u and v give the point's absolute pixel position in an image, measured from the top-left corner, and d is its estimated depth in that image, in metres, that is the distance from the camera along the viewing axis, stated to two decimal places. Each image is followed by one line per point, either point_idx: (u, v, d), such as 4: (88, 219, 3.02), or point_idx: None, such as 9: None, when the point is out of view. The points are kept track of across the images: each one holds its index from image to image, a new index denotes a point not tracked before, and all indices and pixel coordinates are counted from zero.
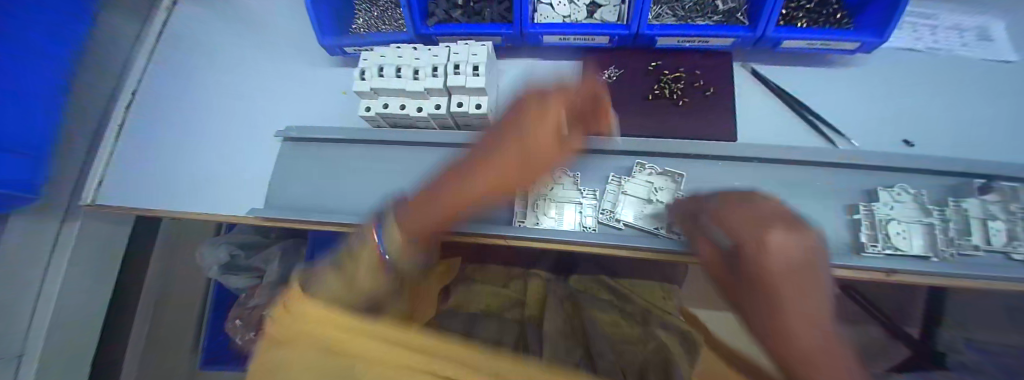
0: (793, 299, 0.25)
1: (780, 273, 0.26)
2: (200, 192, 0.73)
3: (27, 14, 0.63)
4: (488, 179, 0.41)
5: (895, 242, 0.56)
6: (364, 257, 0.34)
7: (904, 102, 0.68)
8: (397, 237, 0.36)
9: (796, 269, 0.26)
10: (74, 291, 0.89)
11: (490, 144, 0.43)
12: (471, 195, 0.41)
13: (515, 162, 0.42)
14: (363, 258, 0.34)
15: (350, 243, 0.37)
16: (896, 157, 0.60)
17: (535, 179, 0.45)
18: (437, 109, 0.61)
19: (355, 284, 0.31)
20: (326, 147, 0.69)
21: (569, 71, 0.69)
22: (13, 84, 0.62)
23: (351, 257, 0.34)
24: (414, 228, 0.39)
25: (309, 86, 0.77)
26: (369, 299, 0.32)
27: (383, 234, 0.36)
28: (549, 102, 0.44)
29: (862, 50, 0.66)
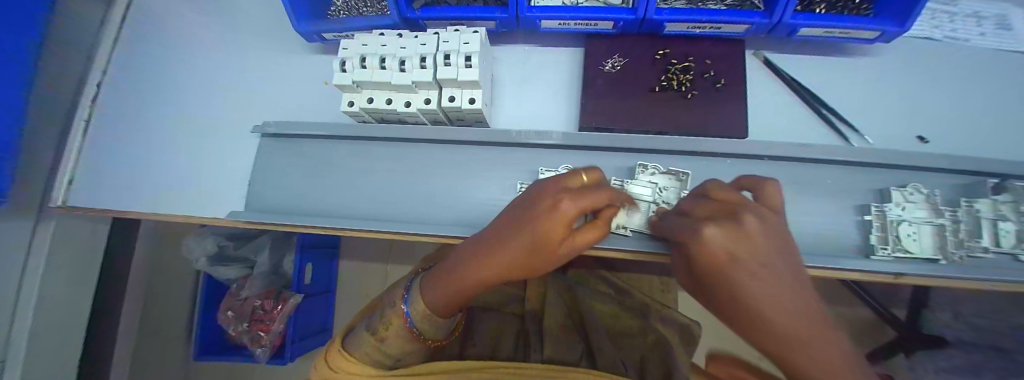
0: (757, 290, 0.27)
1: (730, 262, 0.28)
2: (175, 192, 0.69)
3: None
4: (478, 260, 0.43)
5: (905, 244, 0.54)
6: (389, 329, 0.48)
7: (922, 95, 0.65)
8: (408, 317, 0.48)
9: (733, 247, 0.28)
10: (53, 295, 0.85)
11: (484, 224, 0.44)
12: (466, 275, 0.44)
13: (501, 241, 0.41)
14: (388, 329, 0.48)
15: (387, 304, 0.52)
16: (914, 155, 0.57)
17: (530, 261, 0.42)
18: (427, 103, 0.56)
19: (383, 345, 0.48)
20: (308, 144, 0.65)
21: (569, 60, 0.64)
22: None
23: (382, 324, 0.49)
24: (421, 309, 0.48)
25: (287, 75, 0.71)
26: (387, 350, 0.48)
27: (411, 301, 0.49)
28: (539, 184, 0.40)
29: (882, 40, 0.61)
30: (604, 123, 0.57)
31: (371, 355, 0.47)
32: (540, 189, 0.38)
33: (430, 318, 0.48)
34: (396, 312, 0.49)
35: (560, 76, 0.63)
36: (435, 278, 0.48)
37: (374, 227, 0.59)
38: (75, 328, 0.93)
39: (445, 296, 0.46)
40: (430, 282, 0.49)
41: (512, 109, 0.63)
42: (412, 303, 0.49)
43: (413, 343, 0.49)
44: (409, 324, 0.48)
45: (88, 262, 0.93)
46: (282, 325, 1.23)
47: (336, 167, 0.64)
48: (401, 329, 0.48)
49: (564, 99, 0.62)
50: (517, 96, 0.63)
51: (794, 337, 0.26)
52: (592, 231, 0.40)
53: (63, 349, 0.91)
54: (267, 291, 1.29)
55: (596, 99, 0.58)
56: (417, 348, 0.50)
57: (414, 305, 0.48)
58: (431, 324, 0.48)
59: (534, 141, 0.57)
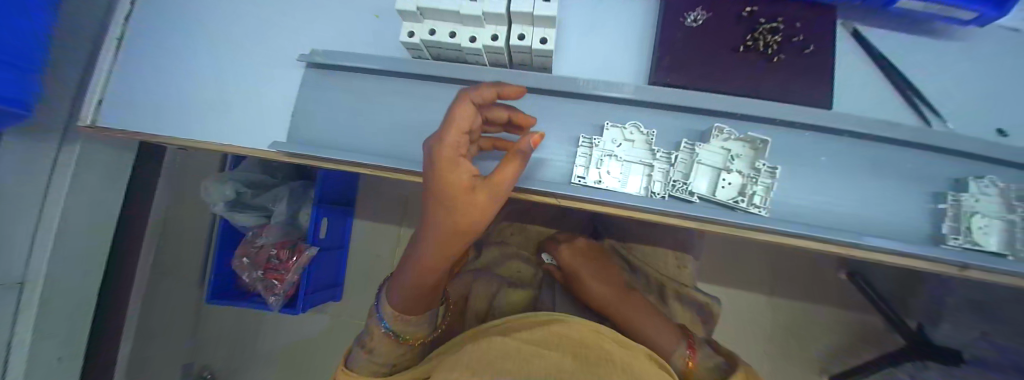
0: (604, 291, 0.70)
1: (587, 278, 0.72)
2: (211, 118, 0.66)
3: None
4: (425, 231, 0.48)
5: (976, 236, 0.52)
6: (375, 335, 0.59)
7: (1006, 87, 0.61)
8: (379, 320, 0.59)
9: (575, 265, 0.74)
10: (78, 220, 0.84)
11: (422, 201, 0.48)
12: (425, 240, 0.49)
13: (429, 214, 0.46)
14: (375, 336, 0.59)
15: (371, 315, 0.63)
16: (1001, 146, 0.54)
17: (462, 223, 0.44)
18: (494, 40, 0.52)
19: (376, 350, 0.58)
20: (356, 77, 0.61)
21: (642, 11, 0.59)
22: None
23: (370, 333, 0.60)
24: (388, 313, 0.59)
25: (335, 3, 0.66)
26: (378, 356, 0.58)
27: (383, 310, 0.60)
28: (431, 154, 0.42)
29: (975, 23, 0.57)
30: (679, 81, 0.54)
31: (369, 367, 0.58)
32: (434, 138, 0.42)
33: (402, 319, 0.58)
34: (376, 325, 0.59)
35: (631, 28, 0.59)
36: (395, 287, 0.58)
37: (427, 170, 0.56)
38: (96, 255, 0.92)
39: (406, 295, 0.56)
40: (394, 291, 0.58)
41: (576, 60, 0.59)
42: (384, 309, 0.59)
43: (399, 346, 0.59)
44: (385, 330, 0.58)
45: (110, 192, 0.91)
46: (295, 276, 1.23)
47: (387, 104, 0.61)
48: (382, 338, 0.58)
49: (633, 54, 0.58)
50: (583, 46, 0.59)
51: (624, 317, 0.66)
52: (511, 164, 0.41)
53: (87, 275, 0.91)
54: (280, 241, 1.28)
55: (673, 55, 0.54)
56: (405, 350, 0.60)
57: (387, 314, 0.58)
58: (405, 324, 0.58)
59: (602, 92, 0.54)
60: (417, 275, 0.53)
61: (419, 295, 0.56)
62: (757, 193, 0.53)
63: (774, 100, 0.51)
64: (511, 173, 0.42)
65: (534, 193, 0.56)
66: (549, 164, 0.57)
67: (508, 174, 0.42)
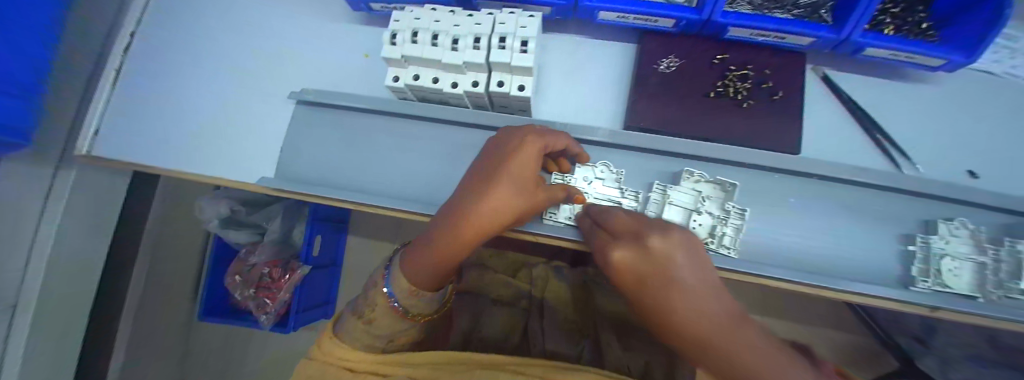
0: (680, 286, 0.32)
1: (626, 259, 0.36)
2: (202, 153, 0.67)
3: None
4: (487, 208, 0.43)
5: (944, 278, 0.54)
6: (377, 313, 0.53)
7: (973, 129, 0.63)
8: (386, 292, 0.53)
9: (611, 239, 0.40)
10: (71, 242, 0.84)
11: (477, 177, 0.46)
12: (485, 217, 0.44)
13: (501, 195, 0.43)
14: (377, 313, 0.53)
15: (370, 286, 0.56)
16: (967, 189, 0.55)
17: (527, 211, 0.46)
18: (475, 86, 0.54)
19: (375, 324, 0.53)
20: (345, 115, 0.63)
21: (620, 55, 0.62)
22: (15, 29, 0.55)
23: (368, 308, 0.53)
24: (398, 286, 0.52)
25: (327, 43, 0.69)
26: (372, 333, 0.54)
27: (392, 280, 0.53)
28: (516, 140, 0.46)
29: (945, 68, 0.59)
30: (653, 125, 0.56)
31: (363, 340, 0.54)
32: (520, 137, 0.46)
33: (415, 295, 0.52)
34: (379, 294, 0.53)
35: (610, 71, 0.61)
36: (411, 257, 0.51)
37: (409, 208, 0.57)
38: (86, 276, 0.92)
39: (427, 266, 0.49)
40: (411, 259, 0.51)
41: (556, 102, 0.61)
42: (395, 282, 0.52)
43: (400, 322, 0.54)
44: (393, 303, 0.52)
45: (104, 212, 0.91)
46: (288, 294, 1.23)
47: (374, 141, 0.63)
48: (385, 310, 0.52)
49: (612, 97, 0.60)
50: (563, 89, 0.62)
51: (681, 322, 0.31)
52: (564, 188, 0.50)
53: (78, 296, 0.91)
54: (273, 259, 1.29)
55: (647, 100, 0.57)
56: (407, 327, 0.55)
57: (398, 287, 0.52)
58: (416, 300, 0.52)
59: (579, 135, 0.56)
60: (455, 247, 0.46)
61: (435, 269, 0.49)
62: (726, 234, 0.54)
63: (745, 147, 0.54)
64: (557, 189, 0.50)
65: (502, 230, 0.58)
66: None
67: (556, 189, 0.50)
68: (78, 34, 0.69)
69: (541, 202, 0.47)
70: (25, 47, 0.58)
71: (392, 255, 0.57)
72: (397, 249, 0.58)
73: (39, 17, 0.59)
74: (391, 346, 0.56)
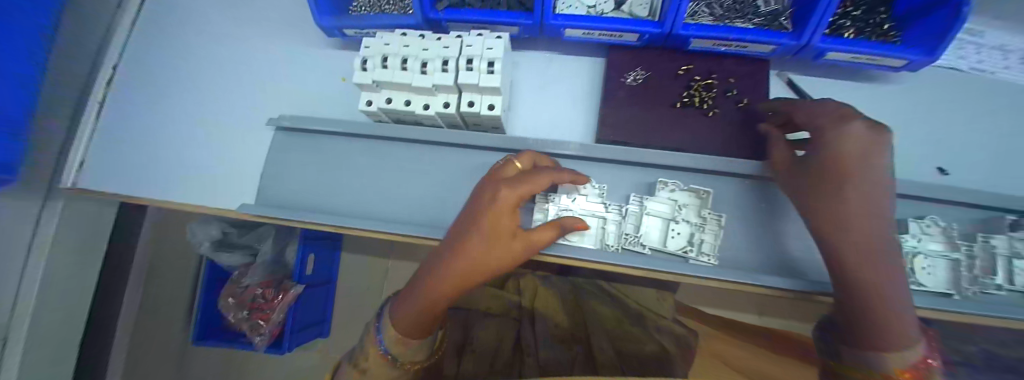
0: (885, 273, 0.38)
1: (853, 215, 0.39)
2: (183, 181, 0.68)
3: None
4: (461, 257, 0.45)
5: (919, 277, 0.54)
6: (370, 362, 0.48)
7: (942, 126, 0.64)
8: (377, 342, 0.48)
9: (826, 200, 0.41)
10: (60, 274, 0.84)
11: (457, 227, 0.46)
12: (455, 267, 0.45)
13: (474, 246, 0.44)
14: (369, 363, 0.48)
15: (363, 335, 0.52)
16: (937, 187, 0.56)
17: (505, 263, 0.46)
18: (446, 107, 0.56)
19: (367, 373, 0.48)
20: (323, 140, 0.64)
21: (590, 69, 0.63)
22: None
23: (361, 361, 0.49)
24: (387, 336, 0.48)
25: (305, 69, 0.70)
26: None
27: (383, 330, 0.49)
28: (494, 187, 0.45)
29: (908, 68, 0.59)
30: (622, 137, 0.57)
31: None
32: (502, 183, 0.45)
33: (403, 343, 0.48)
34: (370, 345, 0.49)
35: (580, 85, 0.63)
36: (401, 301, 0.48)
37: (388, 229, 0.58)
38: (78, 305, 0.92)
39: (415, 314, 0.46)
40: (400, 305, 0.48)
41: (529, 119, 0.63)
42: (384, 331, 0.49)
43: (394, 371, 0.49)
44: (383, 351, 0.48)
45: (94, 241, 0.92)
46: (281, 314, 1.22)
47: (352, 164, 0.63)
48: (377, 360, 0.48)
49: (583, 111, 0.62)
50: (536, 105, 0.63)
51: (879, 314, 0.37)
52: (548, 229, 0.47)
53: (68, 326, 0.90)
54: (266, 280, 1.26)
55: (616, 112, 0.58)
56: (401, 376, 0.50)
57: (387, 336, 0.48)
58: (405, 348, 0.48)
59: (552, 150, 0.57)
60: (435, 293, 0.45)
61: (423, 317, 0.47)
62: (705, 241, 0.54)
63: (714, 155, 0.55)
64: (543, 236, 0.47)
65: None
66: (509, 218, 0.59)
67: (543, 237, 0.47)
68: (62, 70, 0.70)
69: (524, 250, 0.46)
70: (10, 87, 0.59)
71: (382, 302, 0.53)
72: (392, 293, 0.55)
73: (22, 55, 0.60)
74: None
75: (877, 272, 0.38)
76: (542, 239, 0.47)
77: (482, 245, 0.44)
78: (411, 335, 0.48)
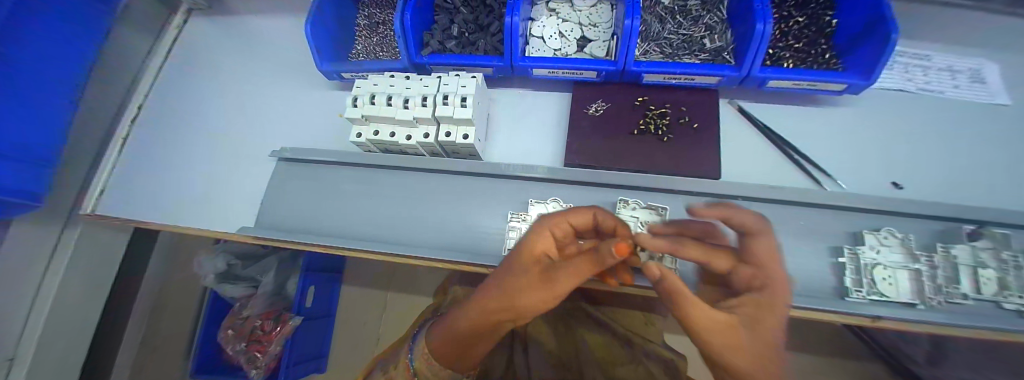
0: None
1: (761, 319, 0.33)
2: (192, 208, 0.76)
3: (37, 34, 0.67)
4: (486, 288, 0.44)
5: (881, 288, 0.56)
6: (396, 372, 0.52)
7: (895, 143, 0.68)
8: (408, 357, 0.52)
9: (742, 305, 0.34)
10: (71, 297, 0.90)
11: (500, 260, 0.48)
12: (480, 297, 0.44)
13: (498, 277, 0.44)
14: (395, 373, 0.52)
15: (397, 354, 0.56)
16: (887, 200, 0.59)
17: (525, 297, 0.41)
18: (426, 137, 0.62)
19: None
20: (318, 168, 0.71)
21: (558, 102, 0.72)
22: (26, 106, 0.67)
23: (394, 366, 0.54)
24: (417, 352, 0.51)
25: (307, 107, 0.79)
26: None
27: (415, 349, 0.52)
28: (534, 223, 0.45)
29: (850, 91, 0.64)
30: (586, 161, 0.63)
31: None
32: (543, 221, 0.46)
33: (427, 360, 0.49)
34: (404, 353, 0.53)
35: (550, 116, 0.71)
36: (439, 323, 0.51)
37: (373, 248, 0.63)
38: (86, 328, 0.96)
39: (441, 335, 0.47)
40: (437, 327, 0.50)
41: (505, 146, 0.70)
42: (418, 345, 0.52)
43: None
44: (408, 361, 0.51)
45: (106, 266, 0.97)
46: (279, 347, 1.22)
47: (343, 190, 0.69)
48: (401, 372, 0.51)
49: (552, 139, 0.69)
50: (511, 134, 0.70)
51: None
52: (586, 262, 0.39)
53: (70, 352, 0.94)
54: (267, 311, 1.28)
55: (580, 139, 0.65)
56: None
57: (418, 356, 0.51)
58: (428, 368, 0.49)
59: (521, 173, 0.63)
60: (460, 323, 0.45)
61: (450, 341, 0.46)
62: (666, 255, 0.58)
63: (672, 176, 0.60)
64: (581, 270, 0.40)
65: (462, 264, 0.62)
66: (485, 237, 0.64)
67: (578, 271, 0.40)
68: (90, 109, 0.81)
69: (552, 285, 0.40)
70: (44, 123, 0.69)
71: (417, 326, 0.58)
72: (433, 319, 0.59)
73: (50, 96, 0.70)
74: None
75: None
76: (569, 273, 0.40)
77: (507, 275, 0.43)
78: (439, 359, 0.48)
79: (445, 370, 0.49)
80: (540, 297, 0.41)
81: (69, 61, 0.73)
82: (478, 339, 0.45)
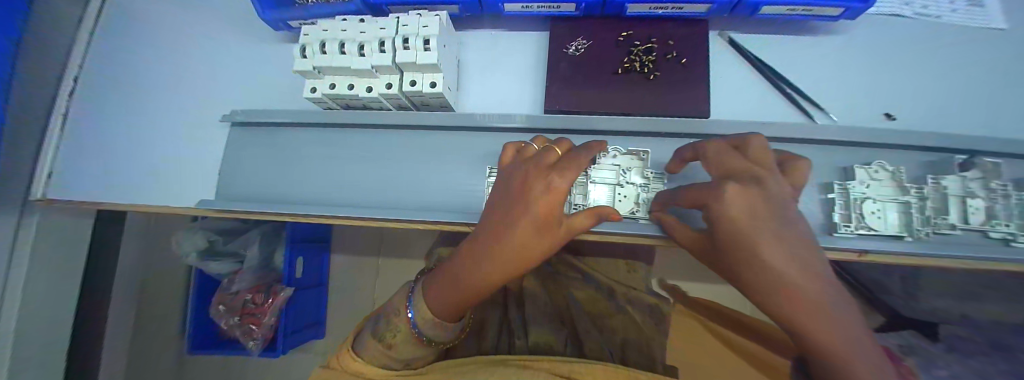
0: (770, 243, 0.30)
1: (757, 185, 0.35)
2: (149, 184, 0.70)
3: None
4: (492, 221, 0.49)
5: (869, 222, 0.55)
6: (395, 341, 0.55)
7: (895, 70, 0.63)
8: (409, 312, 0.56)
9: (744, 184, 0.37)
10: (40, 294, 0.83)
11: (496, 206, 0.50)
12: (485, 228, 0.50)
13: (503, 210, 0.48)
14: (395, 342, 0.55)
15: (389, 312, 0.58)
16: (884, 131, 0.56)
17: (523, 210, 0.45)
18: (389, 88, 0.56)
19: (391, 345, 0.55)
20: (276, 132, 0.65)
21: (536, 42, 0.65)
22: None
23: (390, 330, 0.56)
24: (420, 306, 0.55)
25: (257, 64, 0.71)
26: (388, 355, 0.55)
27: (414, 305, 0.56)
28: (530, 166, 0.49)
29: (846, 17, 0.59)
30: (567, 106, 0.59)
31: (381, 359, 0.55)
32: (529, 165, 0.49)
33: (433, 319, 0.54)
34: (402, 319, 0.55)
35: (527, 59, 0.65)
36: (435, 282, 0.55)
37: (346, 213, 0.59)
38: (67, 317, 0.90)
39: (444, 287, 0.53)
40: (433, 286, 0.55)
41: (478, 97, 0.64)
42: (416, 307, 0.55)
43: (418, 347, 0.56)
44: (413, 327, 0.54)
45: (73, 254, 0.88)
46: (274, 318, 1.20)
47: (307, 154, 0.64)
48: (407, 338, 0.55)
49: (531, 85, 0.64)
50: (485, 82, 0.65)
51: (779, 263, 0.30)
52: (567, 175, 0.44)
53: (54, 344, 0.88)
54: (256, 285, 1.26)
55: (560, 82, 0.60)
56: (421, 350, 0.57)
57: (418, 312, 0.55)
58: (437, 328, 0.55)
59: (498, 124, 0.58)
60: (466, 267, 0.50)
61: (454, 284, 0.52)
62: (650, 200, 0.56)
63: (660, 116, 0.56)
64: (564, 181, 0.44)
65: (439, 224, 0.59)
66: (462, 194, 0.60)
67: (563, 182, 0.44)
68: (30, 81, 0.70)
69: (540, 196, 0.44)
70: None
71: (411, 280, 0.62)
72: (419, 275, 0.62)
73: None
74: (410, 366, 0.58)
75: (776, 232, 0.31)
76: (561, 175, 0.44)
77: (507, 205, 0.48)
78: (438, 304, 0.54)
79: (439, 318, 0.54)
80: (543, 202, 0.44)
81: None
82: (483, 268, 0.49)
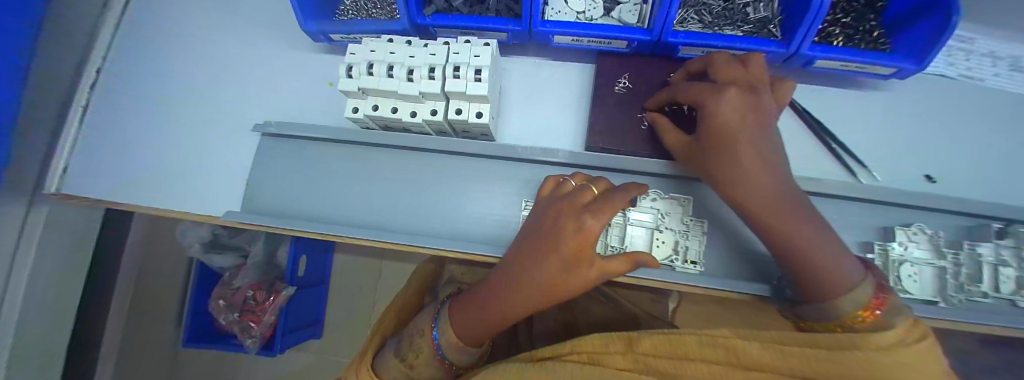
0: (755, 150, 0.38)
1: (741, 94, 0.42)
2: (169, 185, 0.68)
3: None
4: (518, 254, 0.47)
5: (904, 285, 0.55)
6: (418, 364, 0.52)
7: (934, 130, 0.63)
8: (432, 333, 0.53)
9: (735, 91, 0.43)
10: (44, 286, 0.80)
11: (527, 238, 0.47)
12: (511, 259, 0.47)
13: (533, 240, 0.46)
14: (417, 365, 0.52)
15: (410, 334, 0.55)
16: (924, 195, 0.56)
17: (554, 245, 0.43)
18: (433, 114, 0.55)
19: (411, 366, 0.53)
20: (306, 145, 0.63)
21: (580, 74, 0.64)
22: None
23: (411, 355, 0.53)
24: (448, 335, 0.52)
25: (290, 70, 0.70)
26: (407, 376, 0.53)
27: (440, 332, 0.52)
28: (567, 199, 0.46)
29: (898, 76, 0.58)
30: (609, 144, 0.58)
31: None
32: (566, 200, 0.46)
33: (459, 346, 0.51)
34: (425, 341, 0.52)
35: (570, 91, 0.64)
36: (463, 309, 0.51)
37: (377, 236, 0.57)
38: (70, 309, 0.88)
39: (470, 316, 0.50)
40: (460, 311, 0.52)
41: (517, 126, 0.63)
42: (442, 331, 0.52)
43: (440, 371, 0.53)
44: (438, 352, 0.51)
45: (81, 244, 0.86)
46: (274, 316, 1.18)
47: (339, 170, 0.62)
48: (430, 361, 0.52)
49: (572, 118, 0.63)
50: (525, 111, 0.64)
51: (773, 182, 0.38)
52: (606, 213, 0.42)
53: (55, 335, 0.85)
54: (257, 281, 1.23)
55: (603, 118, 0.59)
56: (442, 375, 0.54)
57: (443, 334, 0.52)
58: (460, 352, 0.52)
59: (540, 157, 0.56)
60: (493, 297, 0.47)
61: (478, 315, 0.49)
62: (690, 247, 0.56)
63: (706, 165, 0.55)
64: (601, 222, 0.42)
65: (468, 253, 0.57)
66: (496, 225, 0.59)
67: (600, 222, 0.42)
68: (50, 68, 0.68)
69: (571, 236, 0.42)
70: None
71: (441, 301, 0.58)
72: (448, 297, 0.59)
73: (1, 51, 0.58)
74: None
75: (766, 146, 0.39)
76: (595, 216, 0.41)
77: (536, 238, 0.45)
78: (461, 333, 0.51)
79: (462, 347, 0.52)
80: (574, 243, 0.41)
81: (16, 15, 0.59)
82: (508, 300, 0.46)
